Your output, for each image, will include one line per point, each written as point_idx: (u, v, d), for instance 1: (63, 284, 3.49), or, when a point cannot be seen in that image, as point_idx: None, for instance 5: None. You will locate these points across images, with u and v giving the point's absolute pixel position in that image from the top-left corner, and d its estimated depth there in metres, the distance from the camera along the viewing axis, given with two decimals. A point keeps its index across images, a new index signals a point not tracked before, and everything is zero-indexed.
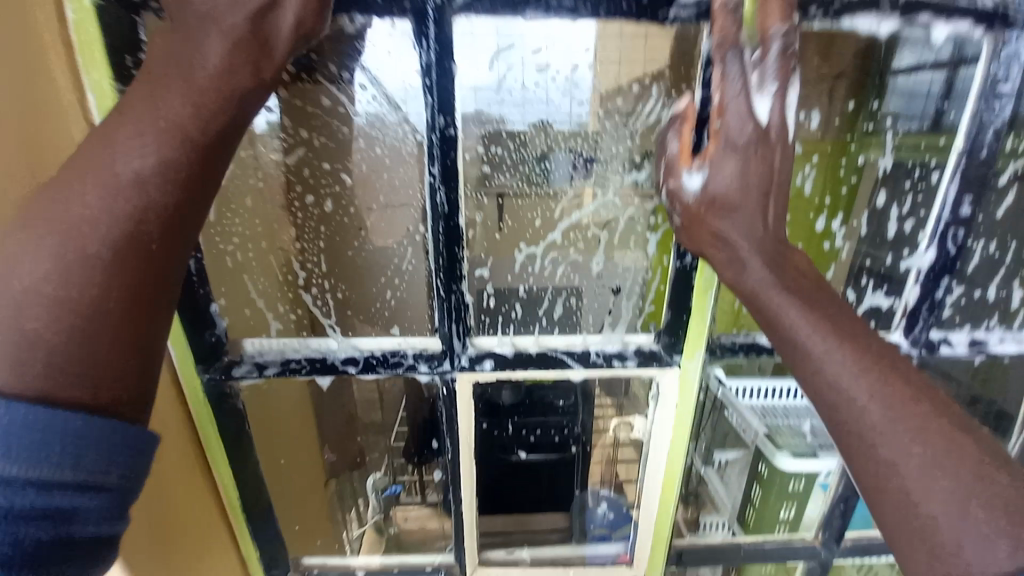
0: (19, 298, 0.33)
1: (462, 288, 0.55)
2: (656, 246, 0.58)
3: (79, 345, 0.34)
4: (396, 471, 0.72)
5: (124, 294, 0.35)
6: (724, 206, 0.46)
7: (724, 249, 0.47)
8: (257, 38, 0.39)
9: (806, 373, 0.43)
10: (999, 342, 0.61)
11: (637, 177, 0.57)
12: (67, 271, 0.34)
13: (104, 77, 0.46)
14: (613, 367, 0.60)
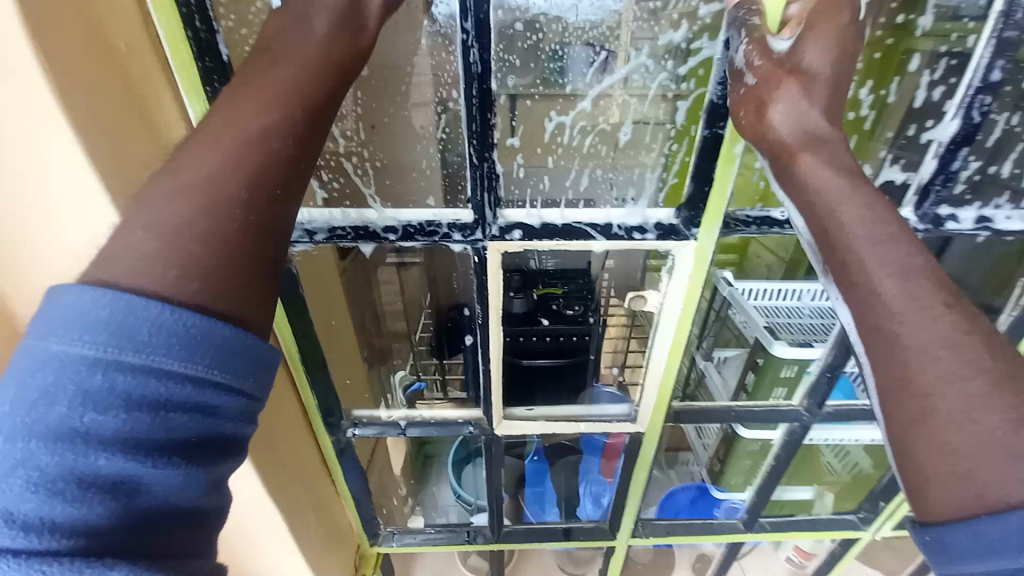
0: (176, 219, 0.36)
1: (495, 156, 0.57)
2: (685, 115, 0.57)
3: (214, 253, 0.37)
4: (420, 370, 0.94)
5: (254, 214, 0.39)
6: (806, 74, 0.44)
7: (797, 117, 0.44)
8: (352, 19, 0.47)
9: (868, 251, 0.42)
10: (1005, 219, 0.66)
11: (672, 37, 0.53)
12: (209, 190, 0.37)
13: (175, 24, 0.50)
14: (633, 239, 0.63)
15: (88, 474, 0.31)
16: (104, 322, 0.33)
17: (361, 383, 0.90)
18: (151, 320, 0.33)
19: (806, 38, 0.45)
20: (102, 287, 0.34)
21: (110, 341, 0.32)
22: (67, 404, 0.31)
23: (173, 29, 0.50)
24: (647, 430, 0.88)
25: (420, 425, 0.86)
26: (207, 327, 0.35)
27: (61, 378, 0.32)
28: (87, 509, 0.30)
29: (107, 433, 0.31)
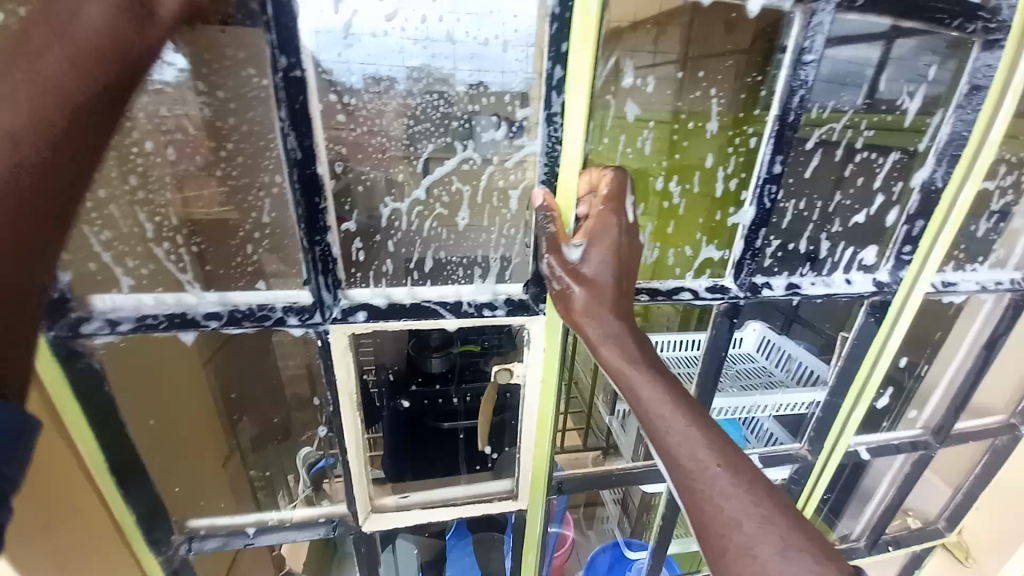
0: None
1: (328, 239, 0.55)
2: (518, 202, 0.60)
3: None
4: (324, 446, 0.80)
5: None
6: (586, 278, 0.56)
7: (589, 313, 0.56)
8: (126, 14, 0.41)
9: (657, 434, 0.50)
10: (809, 284, 0.76)
11: (495, 135, 0.56)
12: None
13: None
14: (484, 315, 0.63)
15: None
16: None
17: (201, 484, 0.76)
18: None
19: (589, 248, 0.56)
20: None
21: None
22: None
23: None
24: (529, 508, 0.84)
25: (276, 530, 0.75)
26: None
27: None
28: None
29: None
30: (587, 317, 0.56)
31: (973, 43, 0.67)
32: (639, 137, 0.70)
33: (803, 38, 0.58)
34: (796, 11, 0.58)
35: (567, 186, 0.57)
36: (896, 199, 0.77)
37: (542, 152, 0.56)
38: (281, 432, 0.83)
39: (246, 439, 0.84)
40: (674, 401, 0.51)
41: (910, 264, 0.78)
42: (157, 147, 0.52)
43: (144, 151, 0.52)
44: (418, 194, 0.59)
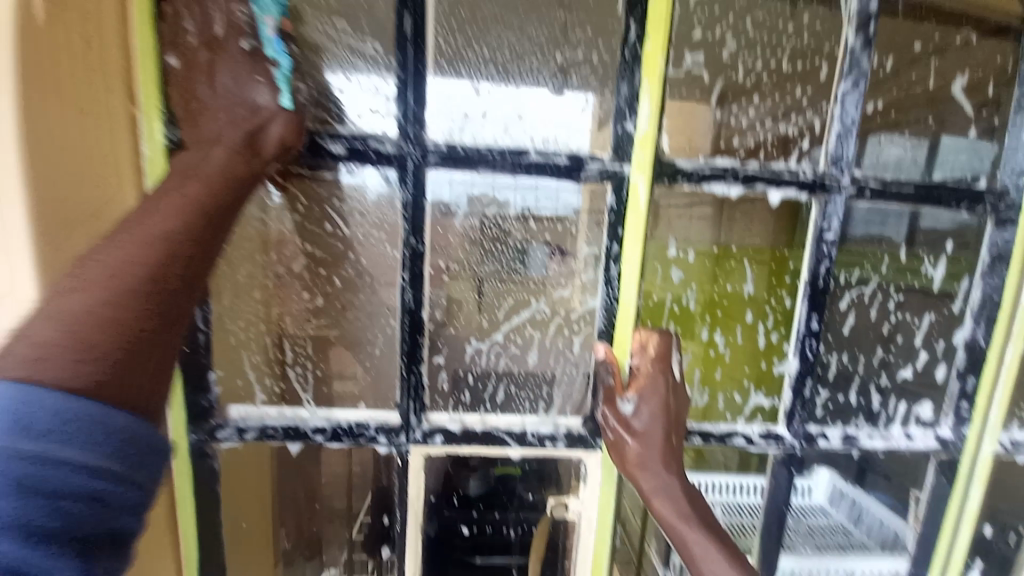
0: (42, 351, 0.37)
1: (421, 369, 0.67)
2: (580, 346, 0.71)
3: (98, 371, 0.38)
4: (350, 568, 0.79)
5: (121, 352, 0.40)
6: (638, 431, 0.63)
7: (643, 467, 0.63)
8: (248, 147, 0.52)
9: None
10: (866, 436, 0.78)
11: (563, 293, 0.71)
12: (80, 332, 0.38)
13: (158, 129, 0.53)
14: (546, 446, 0.70)
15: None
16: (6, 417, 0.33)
17: None
18: (64, 410, 0.35)
19: (640, 402, 0.64)
20: (12, 380, 0.35)
21: (18, 432, 0.34)
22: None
23: None
24: None
25: None
26: (117, 417, 0.38)
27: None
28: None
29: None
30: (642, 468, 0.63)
31: (985, 221, 0.76)
32: (683, 296, 0.81)
33: (823, 222, 0.70)
34: (813, 200, 0.71)
35: (624, 336, 0.66)
36: (941, 357, 0.81)
37: (602, 308, 0.67)
38: (315, 546, 0.79)
39: (282, 547, 0.78)
40: (721, 555, 0.60)
41: (971, 421, 0.78)
42: (312, 297, 0.68)
43: (301, 299, 0.68)
44: (497, 337, 0.72)
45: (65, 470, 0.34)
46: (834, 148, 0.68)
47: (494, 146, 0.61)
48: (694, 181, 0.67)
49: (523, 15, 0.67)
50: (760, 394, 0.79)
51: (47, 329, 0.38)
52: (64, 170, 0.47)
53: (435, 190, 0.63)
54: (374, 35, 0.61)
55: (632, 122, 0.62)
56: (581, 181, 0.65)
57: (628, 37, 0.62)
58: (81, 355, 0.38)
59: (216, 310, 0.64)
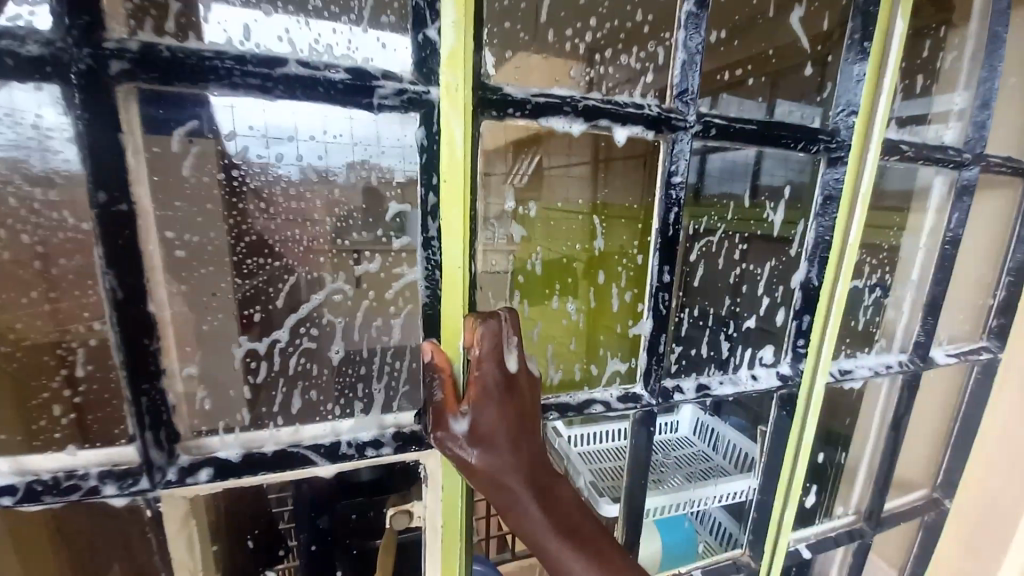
0: None
1: (160, 385, 0.46)
2: (401, 331, 0.56)
3: None
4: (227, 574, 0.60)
5: None
6: (483, 440, 0.53)
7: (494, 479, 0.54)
8: None
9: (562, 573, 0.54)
10: (720, 385, 0.75)
11: (369, 268, 0.54)
12: None
13: None
14: (367, 456, 0.55)
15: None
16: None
17: None
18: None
19: (474, 410, 0.53)
20: None
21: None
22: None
23: None
24: None
25: None
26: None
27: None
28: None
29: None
30: (487, 462, 0.53)
31: (818, 160, 0.74)
32: (532, 260, 0.73)
33: (670, 162, 0.62)
34: (659, 139, 0.62)
35: (451, 314, 0.54)
36: (782, 301, 0.82)
37: (422, 276, 0.52)
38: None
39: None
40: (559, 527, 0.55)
41: (807, 358, 0.80)
42: None
43: None
44: (280, 335, 0.53)
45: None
46: (678, 80, 0.60)
47: (227, 52, 0.41)
48: (528, 113, 0.53)
49: None
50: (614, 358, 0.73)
51: None
52: None
53: (155, 121, 0.43)
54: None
55: (435, 29, 0.46)
56: (378, 112, 0.48)
57: None
58: None
59: None
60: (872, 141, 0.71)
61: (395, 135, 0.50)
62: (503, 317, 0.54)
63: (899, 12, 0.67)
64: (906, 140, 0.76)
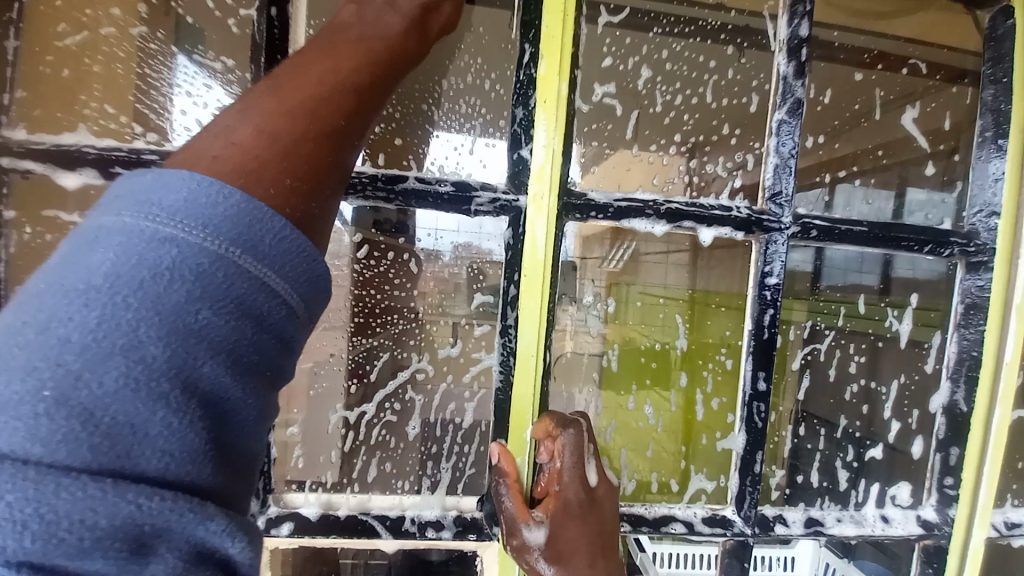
0: (253, 150, 0.31)
1: (268, 438, 0.53)
2: (472, 415, 0.58)
3: (275, 177, 0.31)
4: None
5: (307, 166, 0.33)
6: (558, 557, 0.52)
7: None
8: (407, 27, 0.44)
9: None
10: (834, 523, 0.64)
11: (450, 350, 0.58)
12: (267, 137, 0.32)
13: None
14: (428, 537, 0.55)
15: (191, 380, 0.24)
16: (229, 219, 0.27)
17: None
18: (273, 235, 0.29)
19: (552, 524, 0.52)
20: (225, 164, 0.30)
21: (237, 244, 0.27)
22: (141, 310, 0.24)
23: None
24: None
25: None
26: (311, 255, 0.30)
27: (163, 259, 0.25)
28: (148, 452, 0.23)
29: (214, 343, 0.25)
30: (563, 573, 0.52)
31: (953, 263, 0.65)
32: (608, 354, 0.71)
33: (762, 264, 0.59)
34: (750, 240, 0.60)
35: (523, 403, 0.55)
36: (917, 428, 0.68)
37: (498, 364, 0.55)
38: None
39: None
40: None
41: (960, 501, 0.64)
42: None
43: None
44: (366, 408, 0.58)
45: (273, 300, 0.28)
46: (770, 183, 0.59)
47: (362, 170, 0.51)
48: (610, 216, 0.57)
49: None
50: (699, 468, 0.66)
51: (245, 130, 0.32)
52: None
53: None
54: (207, 45, 0.55)
55: (528, 149, 0.53)
56: (474, 216, 0.54)
57: (521, 58, 0.53)
58: (297, 136, 0.33)
59: None
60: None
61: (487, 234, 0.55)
62: (587, 429, 0.54)
63: None
64: None
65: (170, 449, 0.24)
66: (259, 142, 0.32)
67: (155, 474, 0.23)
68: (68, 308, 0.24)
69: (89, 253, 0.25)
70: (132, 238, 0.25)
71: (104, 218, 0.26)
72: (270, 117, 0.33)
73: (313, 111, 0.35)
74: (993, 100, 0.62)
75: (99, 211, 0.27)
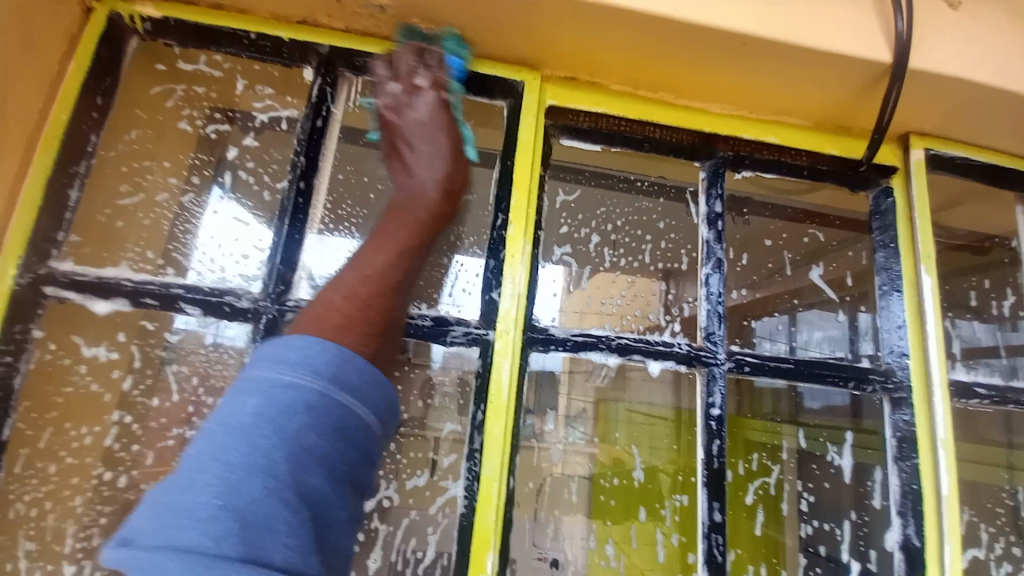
0: (350, 312, 0.50)
1: None
2: (435, 547, 0.58)
3: (365, 331, 0.50)
4: None
5: (381, 322, 0.51)
6: None
7: None
8: (447, 196, 0.59)
9: None
10: None
11: (417, 481, 0.60)
12: (358, 302, 0.51)
13: (6, 280, 0.57)
14: None
15: (305, 493, 0.41)
16: (321, 366, 0.45)
17: None
18: (358, 387, 0.46)
19: None
20: (329, 340, 0.47)
21: (338, 402, 0.45)
22: (293, 454, 0.41)
23: None
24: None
25: None
26: (385, 396, 0.48)
27: (303, 411, 0.43)
28: (288, 545, 0.38)
29: (325, 468, 0.43)
30: None
31: (881, 400, 0.72)
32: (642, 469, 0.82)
33: (706, 393, 0.66)
34: (695, 373, 0.68)
35: (484, 527, 0.56)
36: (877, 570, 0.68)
37: (463, 490, 0.57)
38: None
39: None
40: None
41: None
42: (114, 476, 0.59)
43: (104, 479, 0.59)
44: None
45: (361, 442, 0.45)
46: (704, 323, 0.69)
47: None
48: (569, 348, 0.65)
49: None
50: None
51: (344, 299, 0.51)
52: None
53: None
54: (256, 212, 0.66)
55: (497, 293, 0.63)
56: (450, 345, 0.62)
57: (496, 221, 0.66)
58: (377, 299, 0.52)
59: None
60: (936, 385, 0.70)
61: (461, 362, 0.62)
62: None
63: (925, 269, 0.74)
64: (979, 380, 0.73)
65: (292, 545, 0.39)
66: (358, 307, 0.50)
67: (283, 564, 0.38)
68: (231, 446, 0.40)
69: (244, 402, 0.42)
70: (283, 395, 0.43)
71: (263, 370, 0.44)
72: (360, 287, 0.52)
73: (391, 280, 0.54)
74: (884, 260, 0.76)
75: (262, 365, 0.45)
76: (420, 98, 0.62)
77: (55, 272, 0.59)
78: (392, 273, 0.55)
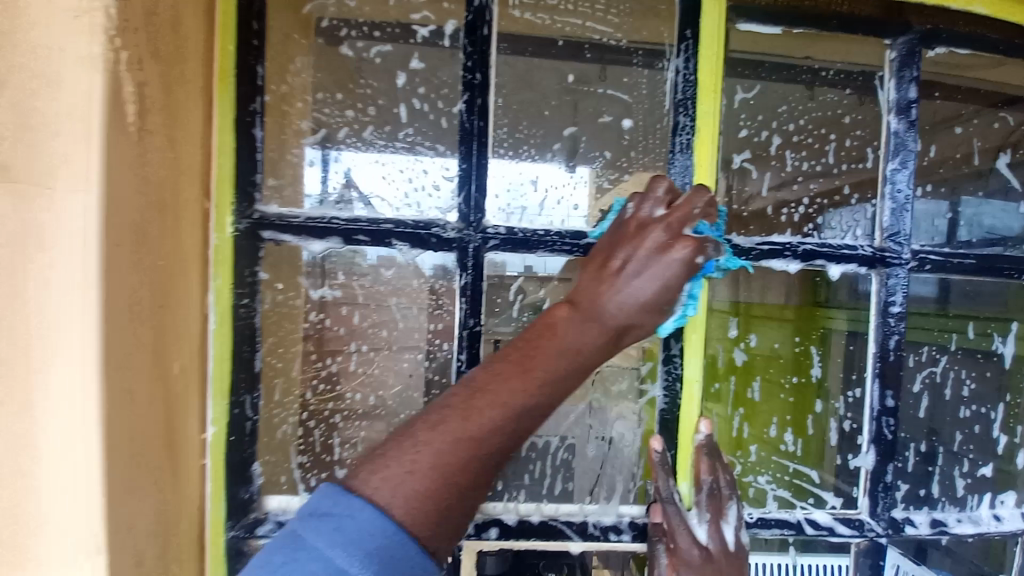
0: (425, 468, 0.44)
1: None
2: (641, 439, 0.68)
3: (438, 481, 0.44)
4: None
5: (440, 499, 0.44)
6: None
7: None
8: (615, 339, 0.52)
9: None
10: (956, 523, 0.72)
11: (621, 387, 0.69)
12: (443, 460, 0.44)
13: (228, 223, 0.57)
14: (610, 539, 0.66)
15: None
16: (380, 558, 0.40)
17: None
18: None
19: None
20: (393, 522, 0.41)
21: None
22: None
23: (223, 353, 0.58)
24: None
25: None
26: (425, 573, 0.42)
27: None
28: None
29: None
30: None
31: None
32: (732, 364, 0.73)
33: (886, 293, 0.68)
34: (873, 273, 0.68)
35: (688, 421, 0.64)
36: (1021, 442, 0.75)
37: (663, 392, 0.65)
38: None
39: None
40: None
41: None
42: (363, 397, 0.65)
43: (348, 402, 0.65)
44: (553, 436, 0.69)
45: None
46: (890, 223, 0.68)
47: (553, 229, 0.63)
48: (752, 258, 0.66)
49: (592, 108, 0.68)
50: (815, 475, 0.73)
51: (446, 443, 0.45)
52: (145, 276, 0.48)
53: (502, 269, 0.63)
54: (436, 141, 0.64)
55: None
56: None
57: (680, 128, 0.63)
58: (456, 468, 0.45)
59: (266, 404, 0.62)
60: None
61: None
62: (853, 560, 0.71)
63: None
64: None
65: None
66: (434, 479, 0.44)
67: None
68: None
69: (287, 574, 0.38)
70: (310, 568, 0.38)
71: (316, 535, 0.40)
72: (464, 424, 0.46)
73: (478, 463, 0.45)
74: None
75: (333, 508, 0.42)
76: (662, 256, 0.53)
77: (268, 215, 0.59)
78: (510, 418, 0.47)
